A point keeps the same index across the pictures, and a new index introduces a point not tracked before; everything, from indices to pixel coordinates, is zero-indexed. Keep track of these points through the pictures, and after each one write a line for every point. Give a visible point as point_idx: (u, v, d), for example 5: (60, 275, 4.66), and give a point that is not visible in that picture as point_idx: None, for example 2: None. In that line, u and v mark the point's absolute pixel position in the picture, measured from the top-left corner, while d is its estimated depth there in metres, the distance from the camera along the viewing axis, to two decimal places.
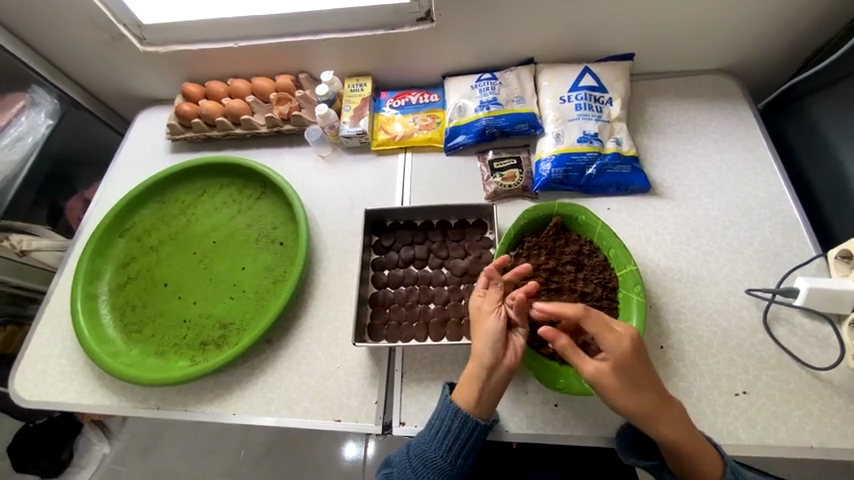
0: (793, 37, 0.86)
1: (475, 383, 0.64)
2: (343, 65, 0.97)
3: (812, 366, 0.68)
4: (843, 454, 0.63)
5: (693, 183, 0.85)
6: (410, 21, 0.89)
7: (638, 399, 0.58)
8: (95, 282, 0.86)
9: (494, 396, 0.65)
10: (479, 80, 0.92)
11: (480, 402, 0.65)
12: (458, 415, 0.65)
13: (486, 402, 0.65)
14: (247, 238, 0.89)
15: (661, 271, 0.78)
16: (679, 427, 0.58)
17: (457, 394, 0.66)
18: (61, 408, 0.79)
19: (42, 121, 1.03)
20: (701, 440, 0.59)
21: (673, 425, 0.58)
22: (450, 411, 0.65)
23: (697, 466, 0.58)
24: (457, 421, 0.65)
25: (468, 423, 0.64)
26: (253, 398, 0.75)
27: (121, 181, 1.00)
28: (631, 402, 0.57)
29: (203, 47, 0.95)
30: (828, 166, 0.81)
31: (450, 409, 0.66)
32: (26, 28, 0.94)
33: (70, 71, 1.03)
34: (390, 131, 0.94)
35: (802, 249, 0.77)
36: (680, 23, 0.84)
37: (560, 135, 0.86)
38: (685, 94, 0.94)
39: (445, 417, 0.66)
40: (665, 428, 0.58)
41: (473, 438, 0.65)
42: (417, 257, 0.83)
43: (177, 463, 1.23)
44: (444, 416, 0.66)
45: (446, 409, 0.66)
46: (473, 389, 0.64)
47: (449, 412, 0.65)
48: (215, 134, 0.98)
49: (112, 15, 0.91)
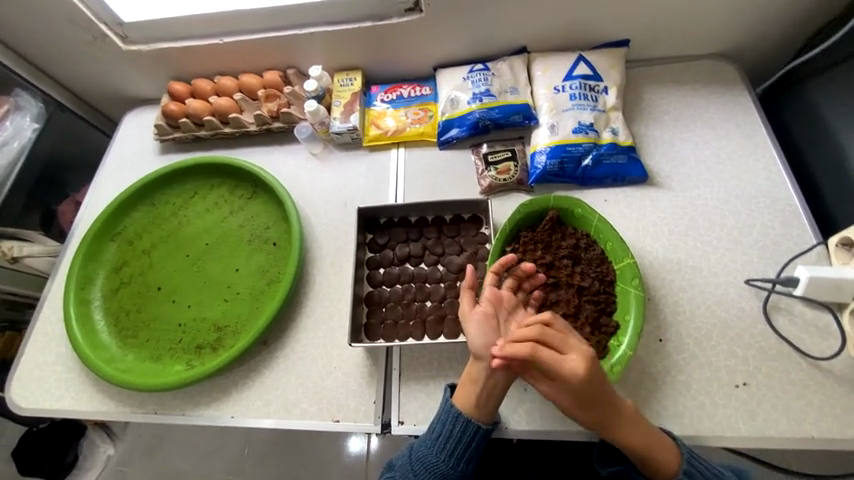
0: (792, 19, 0.84)
1: (473, 385, 0.64)
2: (331, 59, 0.95)
3: (813, 356, 0.68)
4: (844, 443, 0.63)
5: (690, 172, 0.83)
6: (398, 11, 0.86)
7: (584, 414, 0.59)
8: (88, 288, 0.85)
9: (495, 400, 0.65)
10: (471, 71, 0.90)
11: (480, 403, 0.64)
12: (459, 420, 0.64)
13: (486, 404, 0.65)
14: (239, 239, 0.88)
15: (659, 263, 0.77)
16: (633, 434, 0.60)
17: (457, 397, 0.66)
18: (59, 416, 0.78)
19: (28, 125, 1.01)
20: (663, 443, 0.61)
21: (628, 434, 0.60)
22: (450, 415, 0.65)
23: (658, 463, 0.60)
24: (458, 427, 0.65)
25: (469, 428, 0.64)
26: (251, 401, 0.75)
27: (110, 183, 0.98)
28: (580, 415, 0.60)
29: (187, 44, 0.93)
30: (828, 151, 0.79)
31: (451, 413, 0.65)
32: (5, 30, 0.92)
33: (55, 73, 1.01)
34: (381, 126, 0.92)
35: (802, 237, 0.76)
36: (676, 6, 0.82)
37: (555, 127, 0.84)
38: (682, 79, 0.92)
39: (446, 421, 0.65)
40: (610, 434, 0.60)
41: (474, 442, 0.66)
42: (412, 255, 0.82)
43: (182, 463, 1.23)
44: (445, 421, 0.65)
45: (446, 414, 0.66)
46: (472, 391, 0.64)
47: (449, 418, 0.65)
48: (204, 133, 0.96)
49: (93, 13, 0.89)
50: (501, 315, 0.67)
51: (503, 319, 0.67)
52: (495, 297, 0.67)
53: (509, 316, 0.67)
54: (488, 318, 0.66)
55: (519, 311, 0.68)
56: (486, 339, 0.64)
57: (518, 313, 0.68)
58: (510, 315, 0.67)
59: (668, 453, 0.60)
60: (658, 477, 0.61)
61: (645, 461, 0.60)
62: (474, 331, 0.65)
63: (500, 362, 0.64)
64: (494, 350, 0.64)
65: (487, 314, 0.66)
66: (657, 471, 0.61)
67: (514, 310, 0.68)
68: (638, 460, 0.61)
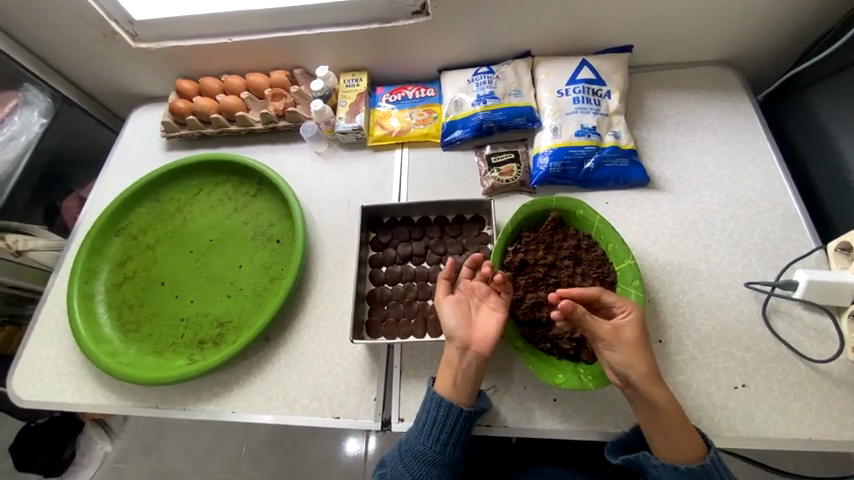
0: (792, 29, 0.85)
1: (449, 368, 0.67)
2: (337, 59, 0.96)
3: (812, 359, 0.68)
4: (842, 446, 0.63)
5: (691, 176, 0.84)
6: (405, 14, 0.87)
7: (642, 356, 0.61)
8: (92, 281, 0.86)
9: (472, 382, 0.66)
10: (476, 74, 0.91)
11: (456, 386, 0.66)
12: (442, 405, 0.65)
13: (462, 387, 0.65)
14: (243, 236, 0.89)
15: (660, 265, 0.77)
16: (663, 394, 0.60)
17: (438, 384, 0.67)
18: (60, 409, 0.79)
19: (36, 120, 1.02)
20: (687, 431, 0.60)
21: (663, 394, 0.60)
22: (433, 402, 0.66)
23: (684, 441, 0.59)
24: (441, 412, 0.65)
25: (452, 411, 0.65)
26: (251, 396, 0.75)
27: (115, 180, 0.99)
28: (637, 359, 0.61)
29: (196, 43, 0.94)
30: (828, 157, 0.80)
31: (434, 401, 0.66)
32: (16, 25, 0.93)
33: (63, 69, 1.03)
34: (386, 126, 0.93)
35: (801, 241, 0.77)
36: (680, 13, 0.83)
37: (558, 129, 0.85)
38: (683, 86, 0.93)
39: (430, 409, 0.66)
40: (653, 389, 0.60)
41: (459, 425, 0.66)
42: (415, 254, 0.83)
43: (179, 461, 1.23)
44: (429, 409, 0.66)
45: (430, 402, 0.66)
46: (449, 374, 0.66)
47: (432, 406, 0.66)
48: (210, 131, 0.97)
49: (104, 11, 0.90)
50: (473, 302, 0.70)
51: (475, 306, 0.70)
52: (467, 286, 0.71)
53: (481, 303, 0.70)
54: (459, 302, 0.69)
55: (492, 297, 0.70)
56: (457, 321, 0.68)
57: (493, 299, 0.69)
58: (482, 302, 0.70)
59: (689, 440, 0.60)
60: (680, 459, 0.59)
61: (672, 432, 0.60)
62: (445, 314, 0.69)
63: (471, 342, 0.66)
64: (465, 331, 0.67)
65: (458, 302, 0.70)
66: (681, 452, 0.59)
67: (487, 296, 0.70)
68: (668, 431, 0.60)
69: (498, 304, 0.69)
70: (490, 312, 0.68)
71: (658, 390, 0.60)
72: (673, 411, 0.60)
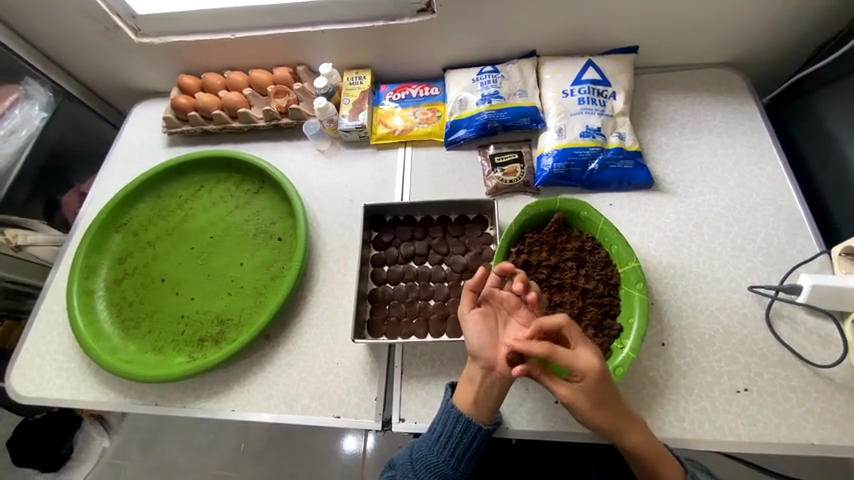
0: (799, 33, 0.85)
1: (471, 384, 0.66)
2: (341, 57, 0.95)
3: (815, 364, 0.68)
4: (843, 450, 0.63)
5: (695, 179, 0.84)
6: (410, 11, 0.87)
7: (600, 416, 0.60)
8: (92, 277, 0.85)
9: (493, 400, 0.65)
10: (481, 73, 0.90)
11: (476, 404, 0.65)
12: (460, 421, 0.65)
13: (484, 405, 0.65)
14: (243, 234, 0.88)
15: (663, 268, 0.77)
16: (634, 440, 0.61)
17: (457, 397, 0.67)
18: (58, 405, 0.78)
19: (36, 114, 1.01)
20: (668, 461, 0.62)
21: (631, 438, 0.61)
22: (450, 416, 0.66)
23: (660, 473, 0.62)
24: (458, 427, 0.65)
25: (470, 428, 0.65)
26: (251, 395, 0.75)
27: (115, 175, 0.98)
28: (595, 418, 0.60)
29: (199, 39, 0.93)
30: (833, 161, 0.80)
31: (451, 414, 0.66)
32: (17, 18, 0.92)
33: (64, 63, 1.02)
34: (389, 125, 0.92)
35: (805, 245, 0.76)
36: (687, 13, 0.82)
37: (563, 130, 0.84)
38: (688, 87, 0.92)
39: (446, 422, 0.66)
40: (620, 438, 0.61)
41: (475, 442, 0.66)
42: (417, 253, 0.83)
43: (177, 459, 1.22)
44: (445, 422, 0.66)
45: (447, 415, 0.66)
46: (470, 392, 0.65)
47: (450, 419, 0.66)
48: (212, 127, 0.96)
49: (106, 4, 0.89)
50: (501, 315, 0.67)
51: (503, 321, 0.67)
52: (495, 297, 0.67)
53: (509, 317, 0.67)
54: (485, 318, 0.66)
55: (521, 311, 0.66)
56: (482, 340, 0.65)
57: (523, 313, 0.66)
58: (510, 315, 0.67)
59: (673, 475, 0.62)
60: None
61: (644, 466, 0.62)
62: (469, 330, 0.66)
63: (495, 363, 0.64)
64: (490, 351, 0.64)
65: (484, 317, 0.66)
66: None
67: (516, 309, 0.67)
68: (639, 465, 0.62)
69: (527, 319, 0.66)
70: (518, 328, 0.65)
71: (622, 439, 0.61)
72: (641, 450, 0.61)
